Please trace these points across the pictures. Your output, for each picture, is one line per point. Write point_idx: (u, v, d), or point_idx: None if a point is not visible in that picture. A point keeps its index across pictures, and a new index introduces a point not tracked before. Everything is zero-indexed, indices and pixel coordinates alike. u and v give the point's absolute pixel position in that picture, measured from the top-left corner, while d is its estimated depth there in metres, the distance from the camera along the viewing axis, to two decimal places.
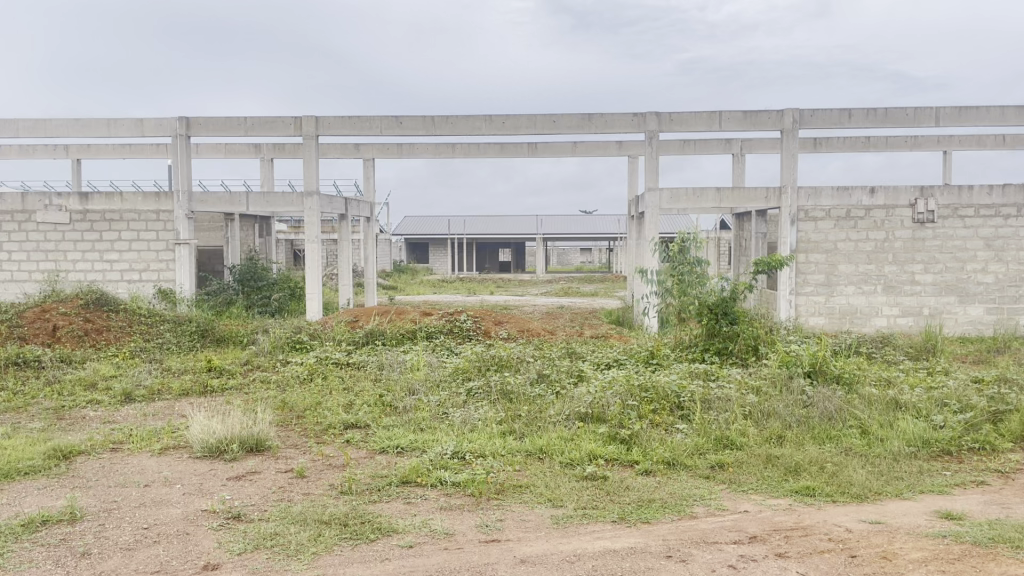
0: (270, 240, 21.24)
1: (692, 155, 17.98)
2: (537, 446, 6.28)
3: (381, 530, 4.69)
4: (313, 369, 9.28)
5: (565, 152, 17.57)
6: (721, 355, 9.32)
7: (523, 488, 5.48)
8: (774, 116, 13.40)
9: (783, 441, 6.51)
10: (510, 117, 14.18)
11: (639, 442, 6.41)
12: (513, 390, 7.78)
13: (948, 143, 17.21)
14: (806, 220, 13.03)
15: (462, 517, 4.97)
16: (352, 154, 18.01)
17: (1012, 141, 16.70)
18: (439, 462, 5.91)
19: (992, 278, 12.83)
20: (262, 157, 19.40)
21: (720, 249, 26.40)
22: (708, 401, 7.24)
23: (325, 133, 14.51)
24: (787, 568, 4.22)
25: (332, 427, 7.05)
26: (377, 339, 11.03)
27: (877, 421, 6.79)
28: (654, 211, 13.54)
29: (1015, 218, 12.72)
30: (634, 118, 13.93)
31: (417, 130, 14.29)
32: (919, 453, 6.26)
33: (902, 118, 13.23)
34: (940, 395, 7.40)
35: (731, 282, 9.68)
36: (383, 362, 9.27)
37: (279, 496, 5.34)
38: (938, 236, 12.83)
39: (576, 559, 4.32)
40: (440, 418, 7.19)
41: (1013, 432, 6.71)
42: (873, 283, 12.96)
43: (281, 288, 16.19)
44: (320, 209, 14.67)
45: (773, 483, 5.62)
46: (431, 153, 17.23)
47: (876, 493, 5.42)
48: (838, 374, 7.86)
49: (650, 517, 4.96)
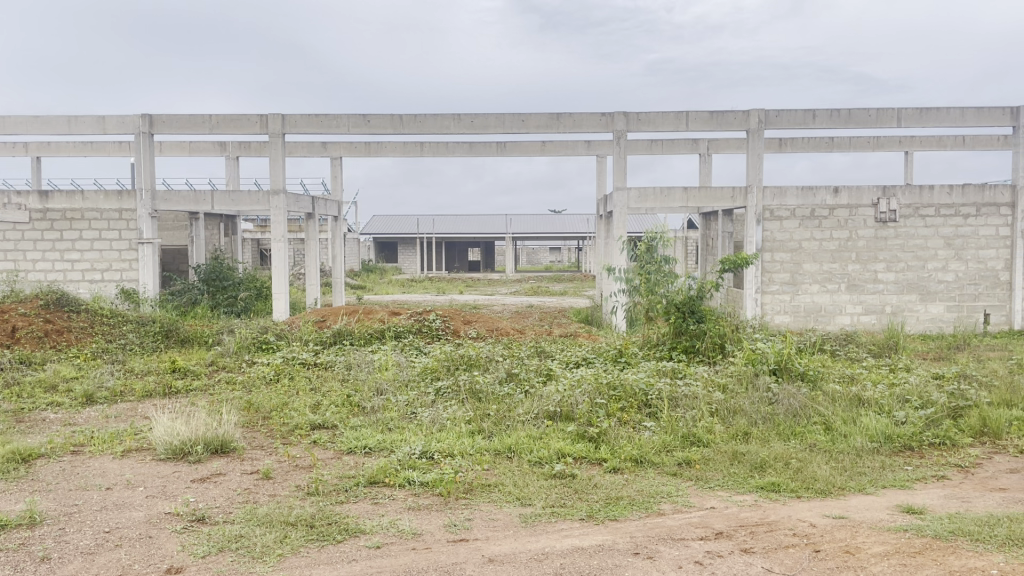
0: (236, 240, 20.95)
1: (660, 155, 18.09)
2: (505, 445, 6.28)
3: (348, 531, 4.65)
4: (280, 370, 9.20)
5: (533, 151, 17.59)
6: (687, 354, 9.39)
7: (491, 487, 5.48)
8: (741, 117, 13.55)
9: (748, 437, 6.60)
10: (479, 116, 14.12)
11: (607, 440, 6.44)
12: (482, 389, 7.76)
13: (910, 143, 17.50)
14: (771, 220, 13.16)
15: (431, 517, 4.95)
16: (319, 152, 17.87)
17: (971, 141, 17.04)
18: (407, 462, 5.88)
19: (952, 276, 13.09)
20: (227, 155, 19.16)
21: (687, 248, 26.64)
22: (675, 399, 7.30)
23: (291, 131, 14.32)
24: (753, 564, 4.26)
25: (299, 427, 7.00)
26: (344, 339, 10.93)
27: (841, 417, 6.89)
28: (621, 210, 13.60)
29: (974, 217, 13.00)
30: (602, 118, 14.01)
31: (385, 129, 14.20)
32: (882, 449, 6.37)
33: (865, 120, 13.43)
34: (902, 391, 7.52)
35: (698, 281, 9.80)
36: (352, 362, 9.19)
37: (245, 498, 5.27)
38: (900, 235, 13.07)
39: (544, 558, 4.32)
40: (408, 418, 7.16)
41: (972, 428, 6.85)
42: (837, 281, 13.15)
43: (247, 287, 15.97)
44: (287, 208, 14.50)
45: (739, 480, 5.69)
46: (399, 152, 17.16)
47: (840, 488, 5.50)
48: (802, 372, 7.98)
49: (618, 514, 4.99)
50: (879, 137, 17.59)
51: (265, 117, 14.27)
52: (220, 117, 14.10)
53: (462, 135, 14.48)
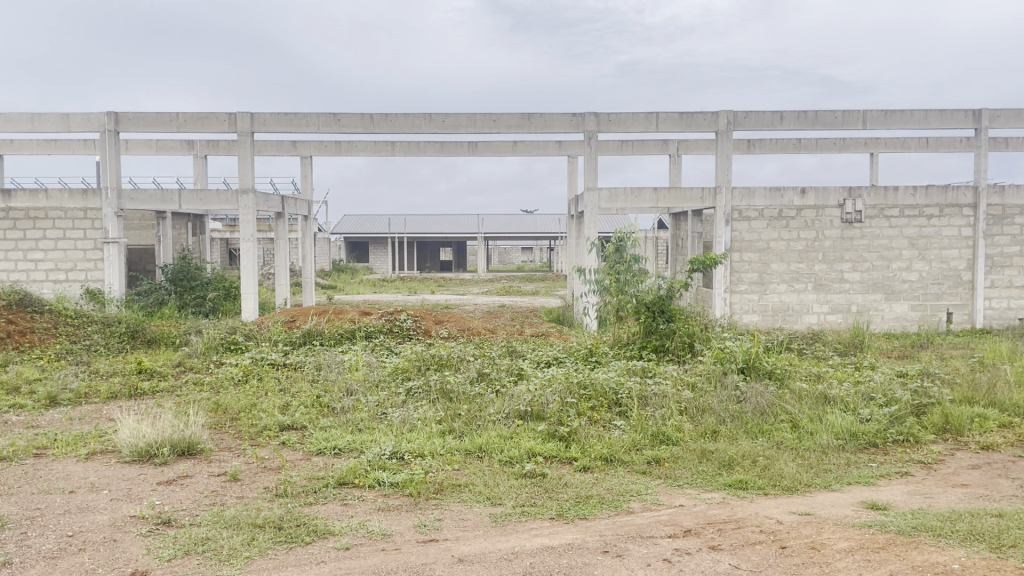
0: (204, 239, 20.71)
1: (630, 155, 18.20)
2: (476, 444, 6.28)
3: (316, 533, 4.62)
4: (249, 370, 9.11)
5: (504, 151, 17.60)
6: (657, 353, 9.45)
7: (461, 487, 5.48)
8: (710, 119, 13.67)
9: (717, 436, 6.66)
10: (450, 116, 14.07)
11: (578, 438, 6.46)
12: (453, 389, 7.76)
13: (875, 145, 17.77)
14: (739, 220, 13.29)
15: (400, 518, 4.94)
16: (289, 151, 17.72)
17: (934, 143, 17.34)
18: (376, 463, 5.85)
19: (916, 276, 13.32)
20: (195, 154, 18.94)
21: (658, 247, 26.85)
22: (645, 397, 7.35)
23: (260, 130, 14.18)
24: (720, 561, 4.30)
25: (267, 429, 6.93)
26: (314, 340, 10.84)
27: (807, 415, 6.98)
28: (592, 210, 13.65)
29: (937, 218, 13.25)
30: (573, 118, 14.07)
31: (355, 128, 14.13)
32: (847, 446, 6.46)
33: (831, 121, 13.61)
34: (867, 389, 7.63)
35: (667, 281, 9.88)
36: (321, 363, 9.13)
37: (212, 500, 5.22)
38: (866, 235, 13.27)
39: (514, 558, 4.32)
40: (379, 419, 7.12)
41: (935, 425, 6.98)
42: (804, 281, 13.31)
43: (216, 287, 15.79)
44: (256, 207, 14.36)
45: (708, 477, 5.75)
46: (370, 151, 17.08)
47: (806, 485, 5.57)
48: (769, 370, 8.08)
49: (588, 513, 5.01)
50: (845, 139, 17.83)
51: (233, 115, 14.12)
52: (187, 115, 13.93)
53: (433, 134, 14.42)
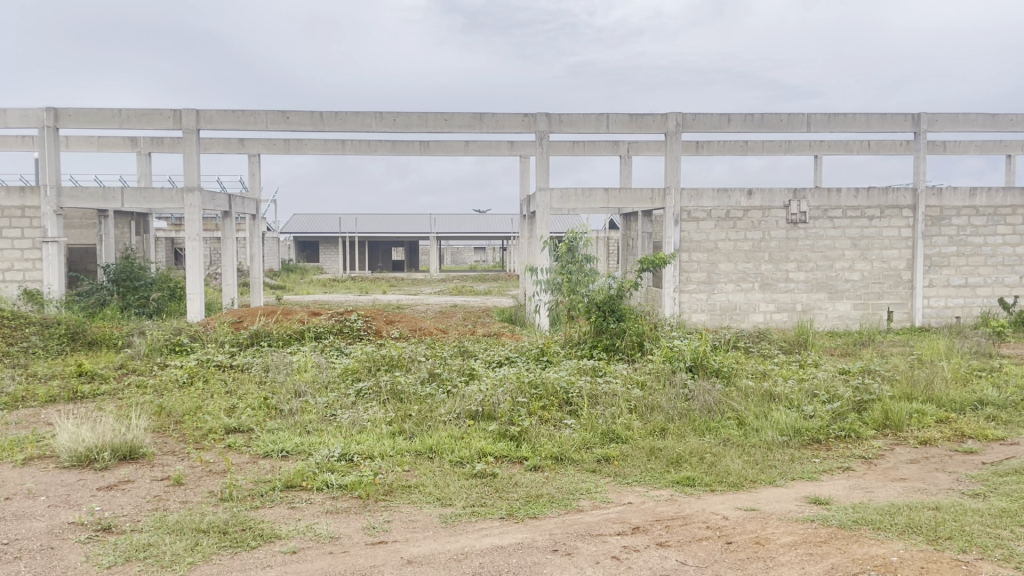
0: (148, 238, 20.24)
1: (582, 156, 18.30)
2: (426, 445, 6.25)
3: (262, 537, 4.55)
4: (194, 372, 8.94)
5: (456, 151, 17.56)
6: (608, 352, 9.54)
7: (411, 488, 5.45)
8: (659, 120, 13.82)
9: (666, 433, 6.75)
10: (401, 115, 13.98)
11: (528, 438, 6.48)
12: (403, 389, 7.71)
13: (819, 147, 18.15)
14: (688, 220, 13.46)
15: (349, 520, 4.89)
16: (236, 149, 17.42)
17: (876, 146, 17.79)
18: (325, 465, 5.79)
19: (858, 276, 13.67)
20: (139, 151, 18.50)
21: (609, 248, 27.07)
22: (595, 397, 7.40)
23: (206, 127, 13.92)
24: (668, 557, 4.35)
25: (213, 432, 6.81)
26: (262, 340, 10.68)
27: (753, 412, 7.10)
28: (544, 211, 13.69)
29: (878, 218, 13.61)
30: (524, 119, 14.11)
31: (304, 126, 13.95)
32: (791, 442, 6.59)
33: (777, 124, 13.87)
34: (810, 386, 7.79)
35: (617, 280, 9.98)
36: (269, 363, 8.99)
37: (154, 505, 5.10)
38: (810, 236, 13.56)
39: (463, 558, 4.31)
40: (328, 420, 7.04)
41: (876, 420, 7.17)
42: (751, 280, 13.54)
43: (160, 287, 15.42)
44: (202, 205, 14.08)
45: (656, 475, 5.80)
46: (320, 150, 16.89)
47: (752, 481, 5.67)
48: (717, 368, 8.21)
49: (537, 512, 5.03)
50: (790, 141, 18.19)
51: (178, 112, 13.83)
52: (130, 111, 13.59)
53: (383, 133, 14.30)
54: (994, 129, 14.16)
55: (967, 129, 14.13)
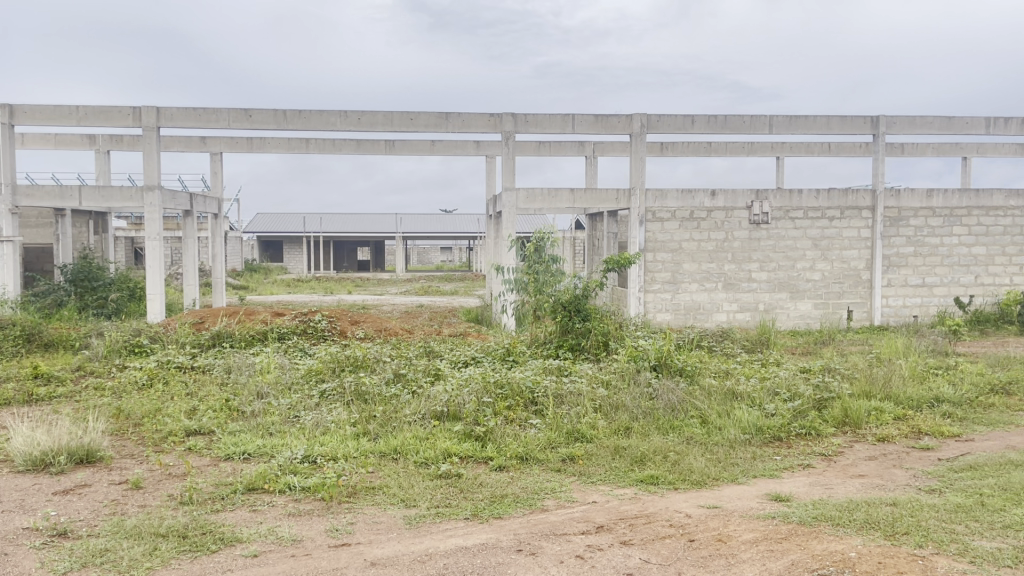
0: (107, 238, 19.88)
1: (547, 156, 18.35)
2: (391, 446, 6.22)
3: (223, 541, 4.49)
4: (154, 374, 8.79)
5: (422, 150, 17.49)
6: (574, 351, 9.57)
7: (375, 489, 5.42)
8: (624, 121, 13.90)
9: (630, 432, 6.78)
10: (366, 114, 13.88)
11: (493, 438, 6.47)
12: (368, 390, 7.66)
13: (781, 149, 18.40)
14: (653, 221, 13.55)
15: (312, 522, 4.84)
16: (198, 147, 17.18)
17: (836, 148, 18.08)
18: (288, 467, 5.73)
19: (819, 276, 13.87)
20: (97, 149, 18.15)
21: (575, 247, 27.18)
22: (560, 396, 7.42)
23: (166, 125, 13.70)
24: (631, 556, 4.37)
25: (173, 434, 6.70)
26: (224, 341, 10.54)
27: (715, 411, 7.17)
28: (510, 210, 13.69)
29: (838, 219, 13.83)
30: (490, 119, 14.10)
31: (267, 124, 13.79)
32: (753, 440, 6.67)
33: (740, 125, 14.02)
34: (772, 385, 7.89)
35: (583, 280, 10.02)
36: (231, 364, 8.87)
37: (112, 510, 5.01)
38: (772, 236, 13.73)
39: (427, 559, 4.30)
40: (290, 422, 6.97)
41: (836, 418, 7.28)
42: (714, 280, 13.68)
43: (119, 288, 15.14)
44: (163, 204, 13.87)
45: (620, 474, 5.83)
46: (284, 148, 16.72)
47: (715, 479, 5.72)
48: (681, 367, 8.28)
49: (502, 512, 5.03)
50: (753, 143, 18.41)
51: (138, 109, 13.58)
52: (88, 108, 13.30)
53: (348, 132, 14.19)
54: (950, 132, 14.46)
55: (924, 132, 14.41)
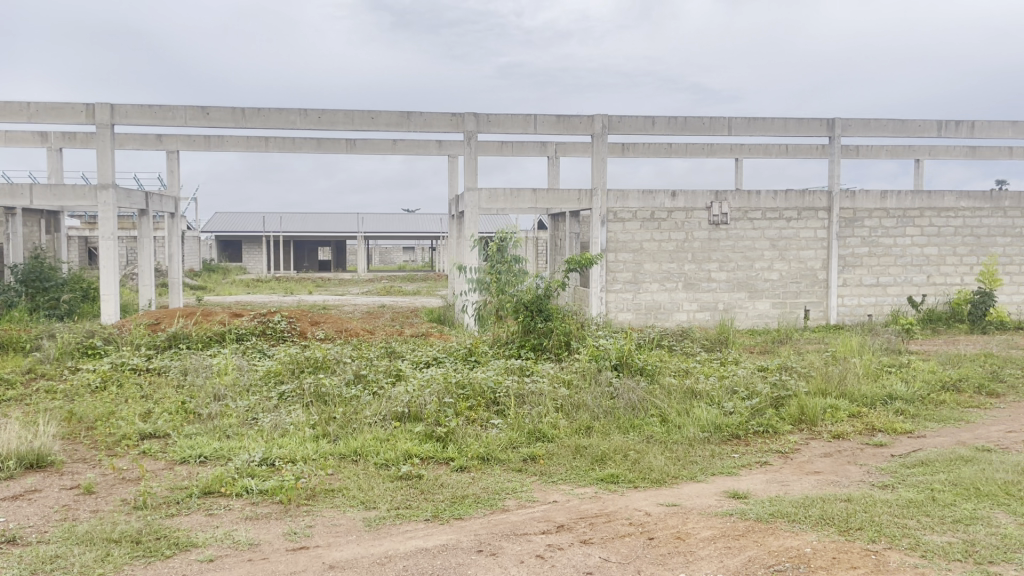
0: (59, 237, 19.45)
1: (509, 156, 18.36)
2: (351, 447, 6.18)
3: (178, 546, 4.41)
4: (107, 376, 8.61)
5: (383, 150, 17.39)
6: (536, 351, 9.59)
7: (334, 491, 5.37)
8: (586, 122, 13.97)
9: (591, 431, 6.81)
10: (326, 112, 13.76)
11: (455, 439, 6.45)
12: (328, 391, 7.58)
13: (740, 151, 18.64)
14: (614, 221, 13.63)
15: (270, 526, 4.78)
16: (154, 145, 16.88)
17: (794, 150, 18.36)
18: (245, 470, 5.65)
19: (776, 275, 14.08)
20: (49, 147, 17.73)
21: (538, 248, 27.28)
22: (522, 396, 7.42)
23: (121, 122, 13.44)
24: (591, 555, 4.39)
25: (127, 438, 6.57)
26: (180, 343, 10.37)
27: (675, 409, 7.23)
28: (472, 210, 13.66)
29: (796, 220, 14.05)
30: (451, 118, 14.07)
31: (225, 122, 13.59)
32: (712, 438, 6.75)
33: (699, 127, 14.17)
34: (730, 383, 7.99)
35: (545, 281, 10.06)
36: (188, 366, 8.72)
37: (62, 515, 4.90)
38: (731, 237, 13.90)
39: (386, 561, 4.27)
40: (248, 424, 6.88)
41: (792, 416, 7.40)
42: (675, 280, 13.81)
43: (72, 288, 14.79)
44: (117, 203, 13.60)
45: (581, 473, 5.85)
46: (242, 147, 16.49)
47: (674, 477, 5.78)
48: (641, 366, 8.34)
49: (463, 512, 5.02)
50: (712, 144, 18.62)
51: (91, 106, 13.32)
52: (39, 105, 13.04)
53: (308, 130, 14.04)
54: (903, 135, 14.76)
55: (878, 135, 14.70)
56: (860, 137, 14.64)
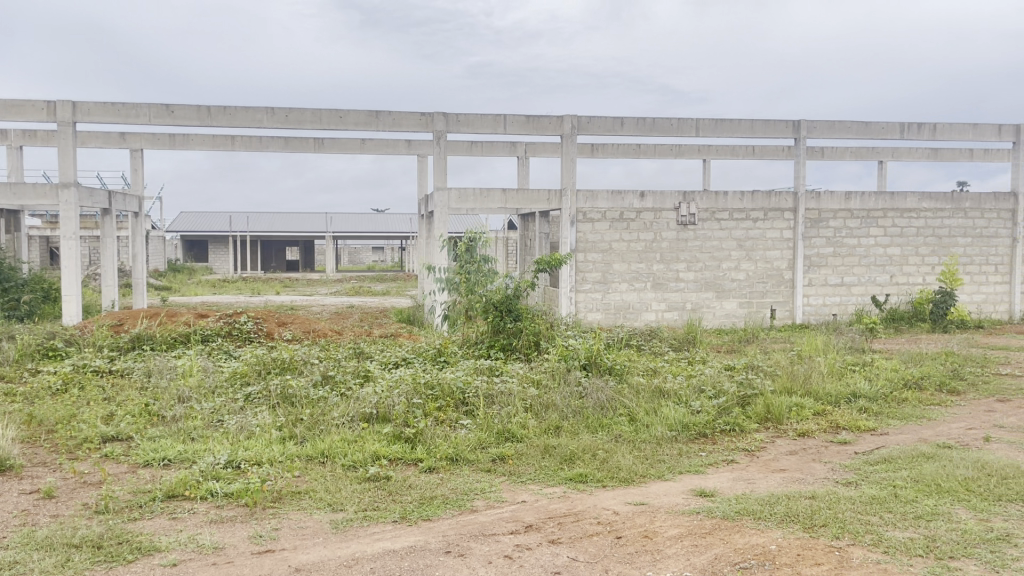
0: (20, 237, 19.06)
1: (479, 156, 18.34)
2: (319, 449, 6.13)
3: (141, 550, 4.35)
4: (69, 378, 8.45)
5: (352, 149, 17.28)
6: (505, 351, 9.59)
7: (301, 494, 5.32)
8: (555, 122, 14.00)
9: (560, 431, 6.83)
10: (294, 111, 13.63)
11: (423, 439, 6.43)
12: (295, 392, 7.52)
13: (707, 152, 18.80)
14: (583, 221, 13.68)
15: (235, 529, 4.73)
16: (117, 144, 16.61)
17: (760, 151, 18.56)
18: (210, 473, 5.58)
19: (743, 275, 14.23)
20: (8, 144, 17.37)
21: (507, 248, 27.29)
22: (491, 396, 7.42)
23: (83, 120, 13.21)
24: (559, 554, 4.40)
25: (88, 441, 6.46)
26: (144, 344, 10.21)
27: (643, 408, 7.28)
28: (442, 210, 13.62)
29: (762, 221, 14.21)
30: (420, 118, 14.02)
31: (190, 120, 13.41)
32: (679, 437, 6.80)
33: (667, 128, 14.26)
34: (698, 382, 8.06)
35: (514, 281, 10.06)
36: (152, 368, 8.58)
37: (22, 520, 4.79)
38: (698, 237, 14.01)
39: (354, 564, 4.24)
40: (214, 426, 6.79)
41: (758, 414, 7.48)
42: (644, 280, 13.89)
43: (32, 289, 14.50)
44: (79, 202, 13.37)
45: (550, 473, 5.86)
46: (208, 145, 16.28)
47: (642, 476, 5.81)
48: (610, 366, 8.38)
49: (431, 514, 5.00)
50: (680, 145, 18.76)
51: (52, 104, 13.08)
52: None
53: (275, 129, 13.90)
54: (867, 136, 14.99)
55: (843, 136, 14.90)
56: (825, 139, 14.84)
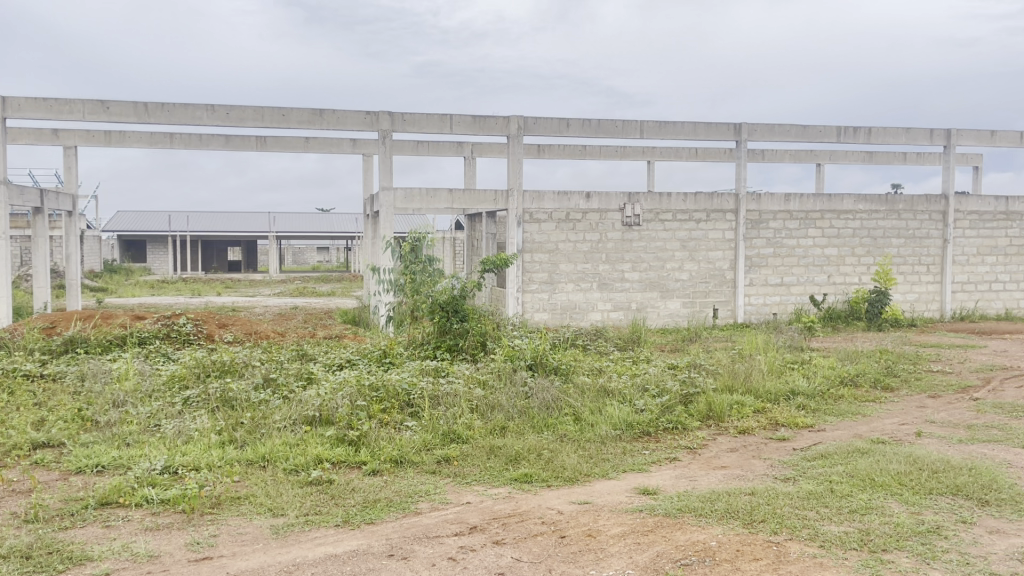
0: None
1: (425, 156, 18.25)
2: (259, 453, 6.02)
3: (72, 560, 4.21)
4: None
5: (295, 148, 17.03)
6: (451, 352, 9.54)
7: (240, 499, 5.22)
8: (502, 122, 14.00)
9: (505, 431, 6.83)
10: (235, 108, 13.37)
11: (367, 442, 6.36)
12: (235, 396, 7.37)
13: (652, 154, 19.02)
14: (530, 222, 13.71)
15: (172, 536, 4.62)
16: (49, 141, 16.07)
17: (703, 153, 18.85)
18: (146, 479, 5.42)
19: (687, 275, 14.43)
20: None
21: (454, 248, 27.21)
22: (436, 397, 7.37)
23: (13, 116, 12.77)
24: (502, 555, 4.40)
25: (17, 448, 6.23)
26: (78, 347, 9.90)
27: (588, 408, 7.32)
28: (387, 210, 13.51)
29: (705, 222, 14.45)
30: (365, 116, 13.88)
31: (127, 117, 13.05)
32: (623, 435, 6.86)
33: (612, 130, 14.38)
34: (642, 381, 8.15)
35: (460, 281, 10.02)
36: (85, 372, 8.32)
37: None
38: (643, 238, 14.18)
39: (294, 569, 4.17)
40: (150, 431, 6.62)
41: (700, 412, 7.59)
42: (590, 280, 14.00)
43: None
44: (8, 200, 12.91)
45: (494, 473, 5.86)
46: (145, 142, 15.87)
47: (586, 475, 5.84)
48: (555, 366, 8.41)
49: (375, 517, 4.95)
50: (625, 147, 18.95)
51: None
52: None
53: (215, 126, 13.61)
54: (805, 139, 15.34)
55: (783, 139, 15.22)
56: (766, 141, 15.13)
